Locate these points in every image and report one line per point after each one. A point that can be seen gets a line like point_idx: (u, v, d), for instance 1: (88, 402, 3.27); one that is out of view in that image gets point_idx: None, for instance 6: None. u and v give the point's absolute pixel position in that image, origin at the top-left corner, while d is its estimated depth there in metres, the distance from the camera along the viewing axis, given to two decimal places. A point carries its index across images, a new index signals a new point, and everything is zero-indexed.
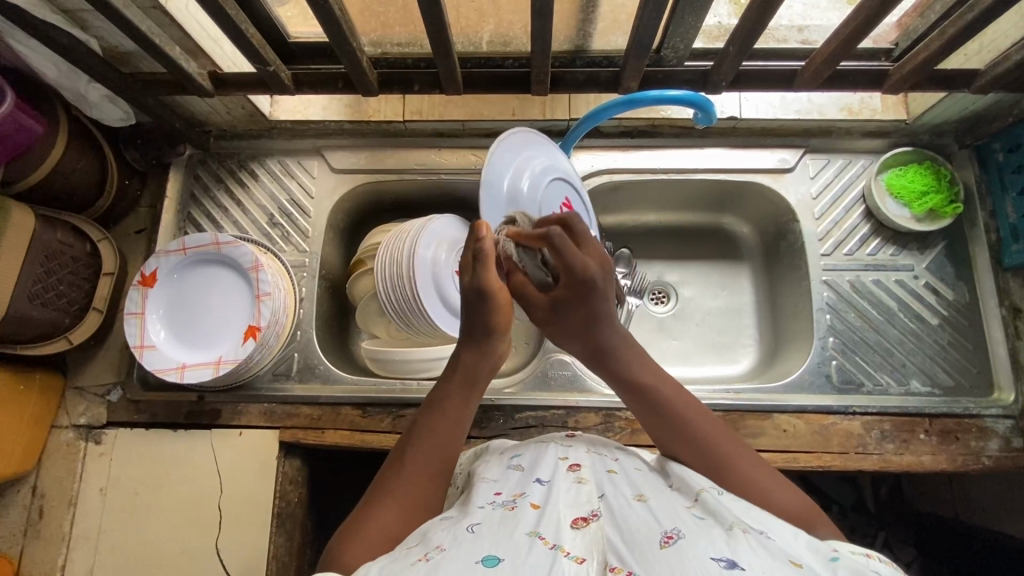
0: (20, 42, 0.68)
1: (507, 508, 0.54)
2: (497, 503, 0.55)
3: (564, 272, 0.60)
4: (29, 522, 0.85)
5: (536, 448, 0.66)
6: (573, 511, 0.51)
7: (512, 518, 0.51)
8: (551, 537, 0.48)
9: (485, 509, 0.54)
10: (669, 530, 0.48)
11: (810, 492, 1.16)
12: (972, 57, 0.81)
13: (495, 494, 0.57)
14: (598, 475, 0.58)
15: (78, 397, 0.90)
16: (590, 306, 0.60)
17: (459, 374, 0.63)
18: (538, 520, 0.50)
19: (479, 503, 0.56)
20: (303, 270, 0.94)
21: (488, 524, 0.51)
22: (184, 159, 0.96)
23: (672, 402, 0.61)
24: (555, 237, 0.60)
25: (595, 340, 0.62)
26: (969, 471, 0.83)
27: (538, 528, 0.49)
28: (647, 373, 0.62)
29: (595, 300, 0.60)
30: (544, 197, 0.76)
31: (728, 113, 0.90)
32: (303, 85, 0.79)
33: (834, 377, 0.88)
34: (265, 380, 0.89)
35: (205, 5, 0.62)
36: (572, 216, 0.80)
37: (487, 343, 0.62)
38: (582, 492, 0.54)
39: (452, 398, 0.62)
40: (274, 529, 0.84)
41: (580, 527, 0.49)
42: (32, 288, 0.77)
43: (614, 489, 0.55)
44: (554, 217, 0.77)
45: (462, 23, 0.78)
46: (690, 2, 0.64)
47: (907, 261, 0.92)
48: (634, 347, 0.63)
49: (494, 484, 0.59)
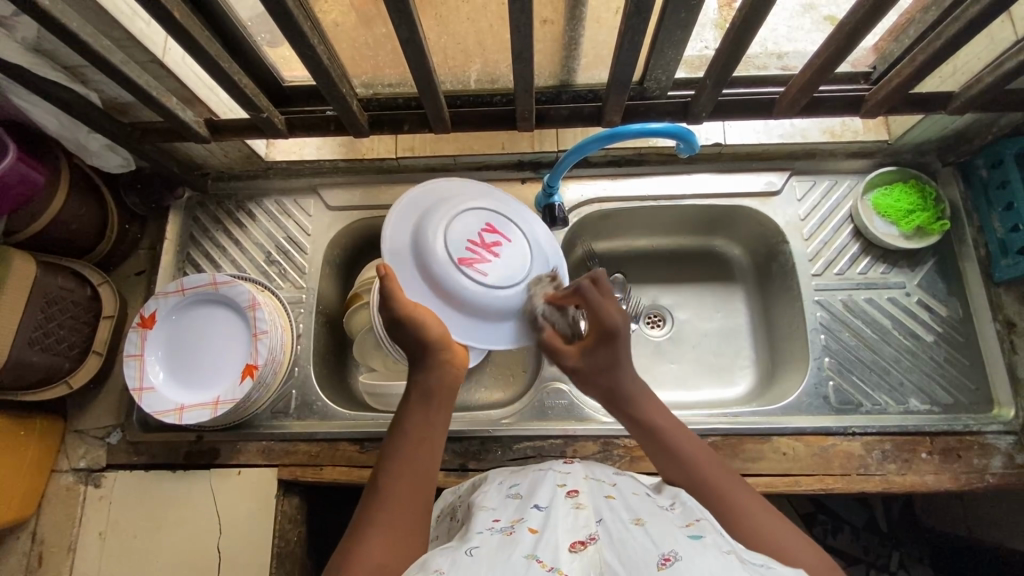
0: (23, 98, 0.71)
1: (505, 534, 0.53)
2: (495, 529, 0.55)
3: (594, 321, 0.71)
4: (28, 568, 0.85)
5: (534, 477, 0.65)
6: (571, 534, 0.51)
7: (511, 542, 0.51)
8: (548, 560, 0.48)
9: (483, 535, 0.54)
10: (666, 552, 0.47)
11: (820, 514, 1.15)
12: (947, 79, 0.83)
13: (493, 521, 0.57)
14: (596, 501, 0.57)
15: (79, 440, 0.90)
16: (611, 353, 0.71)
17: (414, 395, 0.67)
18: (535, 542, 0.51)
19: (477, 529, 0.56)
20: (300, 306, 0.94)
21: (486, 548, 0.51)
22: (183, 202, 0.99)
23: (680, 444, 0.65)
24: (588, 290, 0.72)
25: (615, 386, 0.70)
26: (974, 490, 0.82)
27: (535, 551, 0.49)
28: (662, 419, 0.67)
29: (616, 346, 0.71)
30: (455, 228, 0.72)
31: (713, 140, 0.92)
32: (296, 127, 0.81)
33: (832, 398, 0.88)
34: (264, 418, 0.89)
35: (201, 62, 0.65)
36: (498, 240, 0.75)
37: (432, 360, 0.67)
38: (579, 518, 0.54)
39: (414, 417, 0.65)
40: (274, 568, 0.83)
41: (577, 550, 0.49)
42: (33, 334, 0.78)
43: (612, 513, 0.55)
44: (467, 245, 0.72)
45: (450, 64, 0.80)
46: (668, 36, 0.66)
47: (898, 279, 0.92)
48: (645, 399, 0.69)
49: (492, 512, 0.59)
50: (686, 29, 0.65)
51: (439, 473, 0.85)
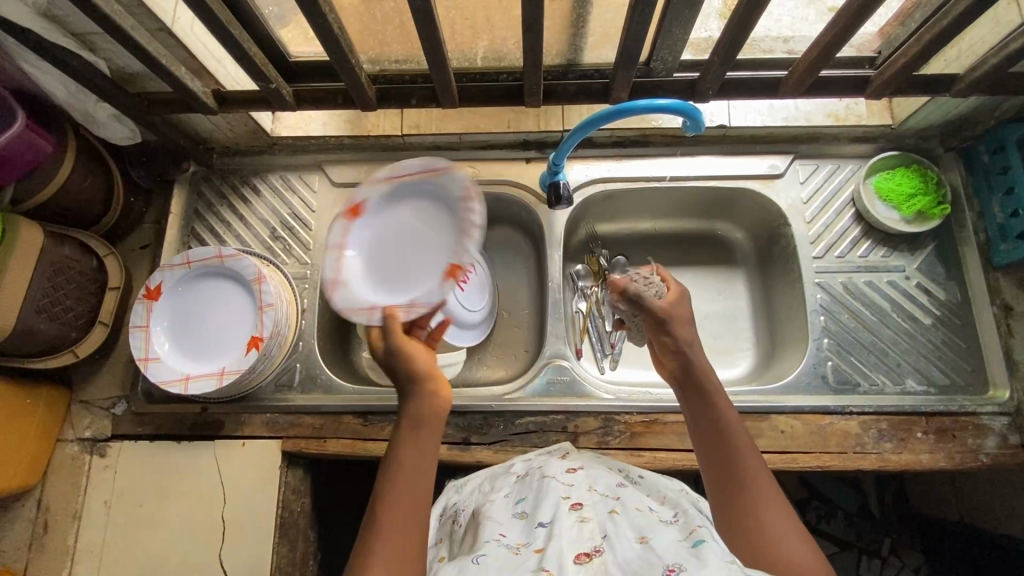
0: (32, 64, 0.71)
1: (512, 548, 0.55)
2: (503, 542, 0.56)
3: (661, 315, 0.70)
4: (34, 536, 0.86)
5: (538, 486, 0.65)
6: (576, 546, 0.52)
7: (514, 561, 0.52)
8: (555, 570, 0.49)
9: (490, 545, 0.56)
10: (670, 565, 0.48)
11: (814, 498, 1.17)
12: (952, 63, 0.84)
13: (500, 533, 0.58)
14: (600, 514, 0.57)
15: (84, 410, 0.91)
16: (676, 335, 0.69)
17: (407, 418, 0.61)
18: (542, 558, 0.51)
19: (486, 538, 0.58)
20: (304, 281, 0.95)
21: (493, 558, 0.53)
22: (188, 176, 0.99)
23: (739, 446, 0.61)
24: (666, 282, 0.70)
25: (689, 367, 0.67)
26: (968, 468, 0.83)
27: (543, 563, 0.50)
28: (727, 417, 0.63)
29: (674, 331, 0.69)
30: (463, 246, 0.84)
31: (718, 121, 0.93)
32: (305, 101, 0.82)
33: (830, 378, 0.89)
34: (268, 391, 0.90)
35: (212, 28, 0.65)
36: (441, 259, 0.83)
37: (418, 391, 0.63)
38: (584, 530, 0.55)
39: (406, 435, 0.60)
40: (277, 537, 0.84)
41: (583, 562, 0.50)
42: (40, 302, 0.79)
43: (616, 528, 0.54)
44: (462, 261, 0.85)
45: (457, 40, 0.81)
46: (676, 14, 0.66)
47: (898, 262, 0.93)
48: (718, 388, 0.65)
49: (499, 524, 0.60)
50: (694, 8, 0.65)
51: (442, 447, 0.87)
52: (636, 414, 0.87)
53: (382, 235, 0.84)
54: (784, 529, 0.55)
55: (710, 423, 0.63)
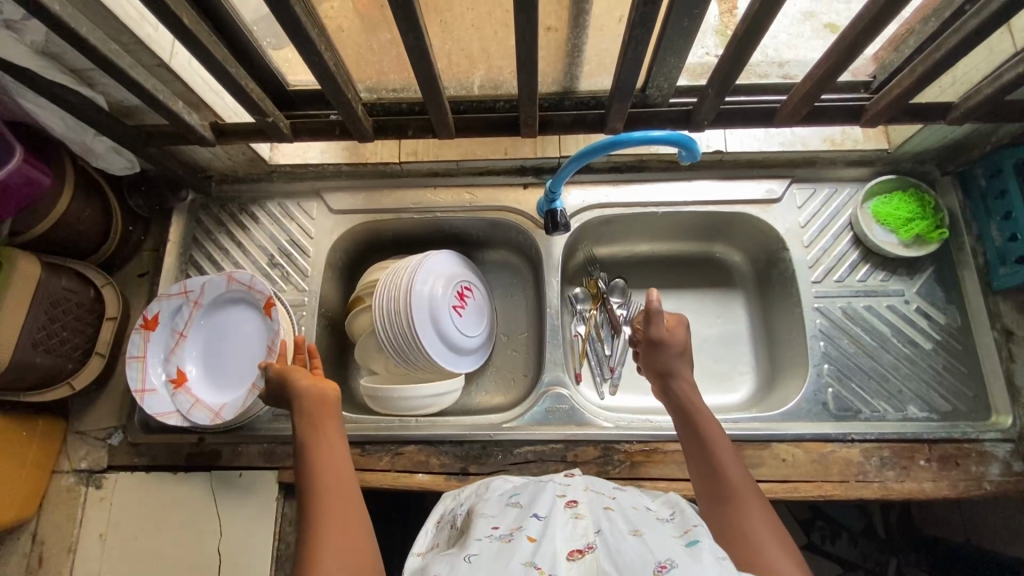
0: (30, 101, 0.71)
1: (504, 540, 0.53)
2: (494, 536, 0.54)
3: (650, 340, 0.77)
4: (29, 570, 0.85)
5: (535, 487, 0.63)
6: (569, 543, 0.51)
7: (506, 552, 0.50)
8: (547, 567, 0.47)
9: (482, 540, 0.53)
10: (663, 559, 0.47)
11: (818, 519, 1.16)
12: (946, 89, 0.84)
13: (492, 527, 0.56)
14: (594, 511, 0.55)
15: (79, 441, 0.90)
16: (667, 359, 0.76)
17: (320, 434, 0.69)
18: (534, 550, 0.50)
19: (477, 535, 0.55)
20: (302, 309, 0.95)
21: (484, 553, 0.51)
22: (187, 204, 0.99)
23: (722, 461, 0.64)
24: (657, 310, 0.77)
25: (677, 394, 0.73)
26: (972, 497, 0.83)
27: (534, 557, 0.49)
28: (711, 434, 0.67)
29: (662, 353, 0.76)
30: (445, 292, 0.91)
31: (714, 147, 0.93)
32: (302, 132, 0.82)
33: (831, 405, 0.88)
34: (265, 421, 0.89)
35: (209, 66, 0.65)
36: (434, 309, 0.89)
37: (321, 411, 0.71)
38: (578, 527, 0.53)
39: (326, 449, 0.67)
40: (274, 572, 0.83)
41: (575, 559, 0.49)
42: (37, 335, 0.78)
43: (611, 524, 0.53)
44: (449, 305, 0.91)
45: (453, 70, 0.81)
46: (669, 44, 0.67)
47: (898, 286, 0.93)
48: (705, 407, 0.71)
49: (492, 519, 0.58)
50: (688, 38, 0.65)
51: (440, 477, 0.86)
52: (636, 443, 0.86)
53: (227, 338, 0.90)
54: (767, 534, 0.56)
55: (696, 440, 0.67)
